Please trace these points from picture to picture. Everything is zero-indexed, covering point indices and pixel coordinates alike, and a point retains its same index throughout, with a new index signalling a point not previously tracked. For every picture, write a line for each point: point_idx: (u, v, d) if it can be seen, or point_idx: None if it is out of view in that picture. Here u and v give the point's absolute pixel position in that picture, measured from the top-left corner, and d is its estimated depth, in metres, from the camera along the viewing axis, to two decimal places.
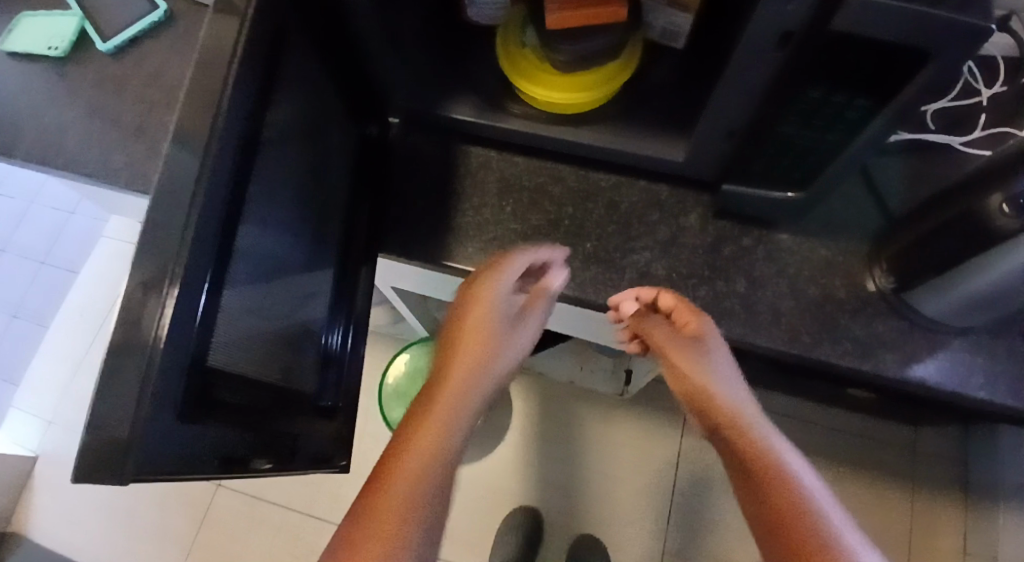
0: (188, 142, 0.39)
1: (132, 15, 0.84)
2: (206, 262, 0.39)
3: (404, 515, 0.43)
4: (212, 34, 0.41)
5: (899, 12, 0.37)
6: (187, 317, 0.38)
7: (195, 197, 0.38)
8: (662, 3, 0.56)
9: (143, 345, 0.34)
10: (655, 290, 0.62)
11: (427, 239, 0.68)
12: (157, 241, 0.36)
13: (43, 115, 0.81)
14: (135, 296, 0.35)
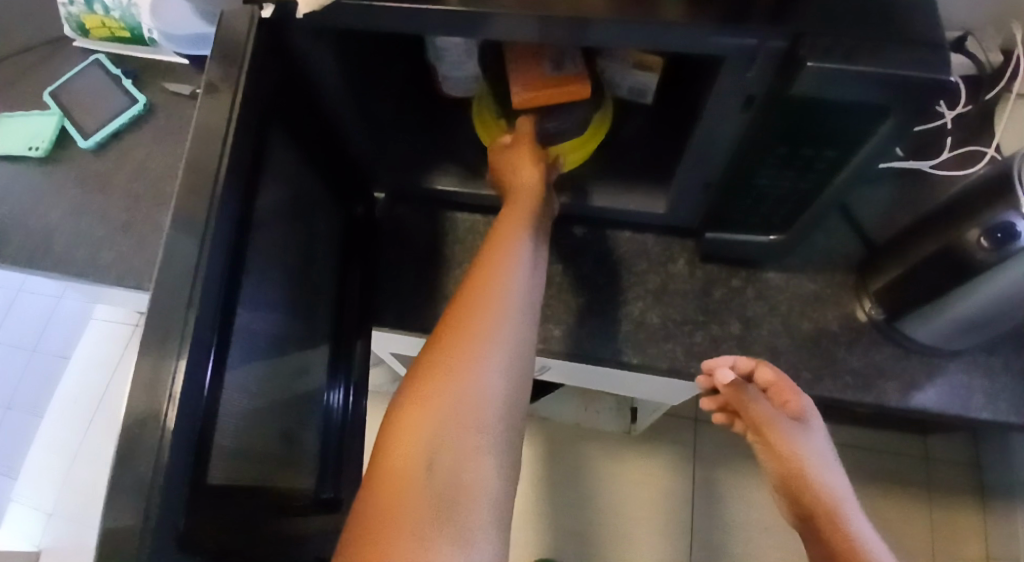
0: (179, 254, 0.39)
1: (112, 109, 0.86)
2: (207, 372, 0.38)
3: (418, 459, 0.43)
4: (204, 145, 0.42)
5: (855, 75, 0.40)
6: (192, 432, 0.37)
7: (191, 309, 0.37)
8: (628, 65, 0.60)
9: (145, 470, 0.33)
10: (753, 362, 0.59)
11: (421, 310, 0.69)
12: (157, 358, 0.36)
13: (28, 214, 0.81)
14: (136, 417, 0.34)
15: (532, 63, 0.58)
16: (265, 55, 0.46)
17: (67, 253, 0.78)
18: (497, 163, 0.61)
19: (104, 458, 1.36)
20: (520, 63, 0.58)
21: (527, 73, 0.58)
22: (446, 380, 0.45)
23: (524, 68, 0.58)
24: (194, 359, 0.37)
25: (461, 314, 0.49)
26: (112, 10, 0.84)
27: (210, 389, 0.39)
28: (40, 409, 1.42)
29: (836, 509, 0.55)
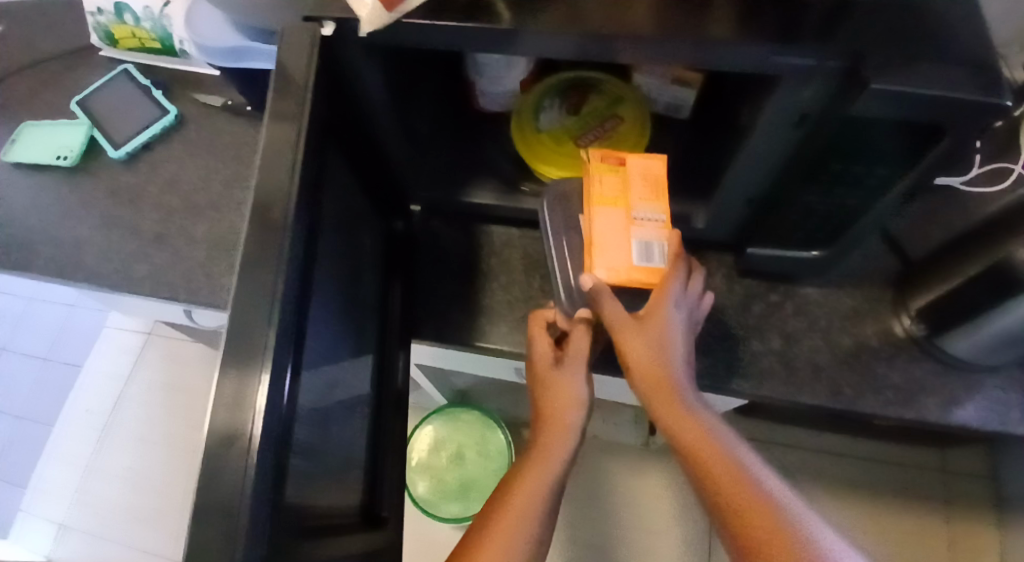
0: (255, 274, 0.39)
1: (142, 120, 0.86)
2: (286, 392, 0.39)
3: None
4: (268, 165, 0.42)
5: (912, 96, 0.40)
6: (273, 452, 0.37)
7: (271, 331, 0.38)
8: (667, 80, 0.62)
9: (234, 489, 0.34)
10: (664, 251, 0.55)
11: (460, 324, 0.69)
12: (240, 381, 0.37)
13: (60, 226, 0.81)
14: (223, 438, 0.35)
15: (618, 244, 0.55)
16: (324, 74, 0.46)
17: (101, 266, 0.78)
18: (543, 349, 0.60)
19: (118, 469, 1.35)
20: (606, 243, 0.55)
21: (613, 255, 0.55)
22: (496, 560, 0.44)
23: (607, 252, 0.55)
24: (277, 377, 0.38)
25: (514, 495, 0.48)
26: (142, 20, 0.85)
27: (288, 408, 0.40)
28: (52, 419, 1.41)
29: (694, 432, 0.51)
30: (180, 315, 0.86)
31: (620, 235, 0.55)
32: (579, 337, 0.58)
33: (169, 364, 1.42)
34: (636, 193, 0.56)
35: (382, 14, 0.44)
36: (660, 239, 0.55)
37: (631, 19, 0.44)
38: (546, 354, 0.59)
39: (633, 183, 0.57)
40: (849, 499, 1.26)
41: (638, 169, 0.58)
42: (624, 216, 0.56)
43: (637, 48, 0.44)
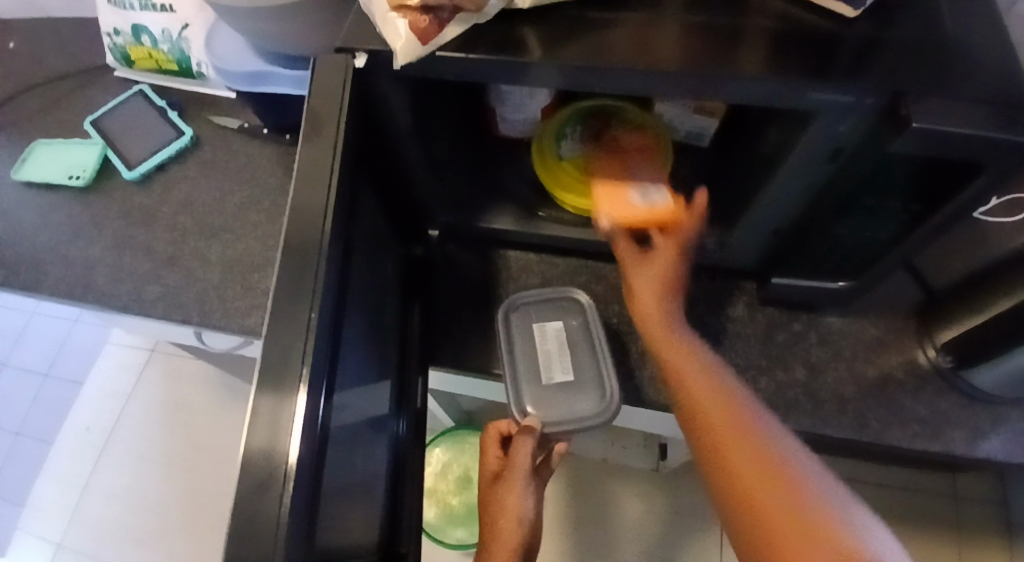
0: (291, 308, 0.39)
1: (157, 141, 0.86)
2: (318, 430, 0.38)
3: None
4: (302, 197, 0.42)
5: (954, 133, 0.40)
6: (307, 492, 0.36)
7: (305, 366, 0.38)
8: (690, 108, 0.62)
9: (269, 533, 0.33)
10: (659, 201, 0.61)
11: (477, 351, 0.68)
12: (274, 420, 0.36)
13: (71, 246, 0.80)
14: (257, 480, 0.34)
15: (615, 193, 0.62)
16: (357, 104, 0.47)
17: (113, 288, 0.77)
18: (490, 461, 0.61)
19: (118, 488, 1.33)
20: (603, 195, 0.62)
21: (610, 204, 0.62)
22: None
23: (612, 199, 0.62)
24: (310, 413, 0.37)
25: None
26: (160, 42, 0.85)
27: (319, 445, 0.39)
28: (52, 436, 1.39)
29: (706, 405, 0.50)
30: (189, 336, 0.84)
31: (617, 187, 0.62)
32: (520, 450, 0.59)
33: (172, 381, 1.41)
34: (631, 158, 0.64)
35: (416, 46, 0.44)
36: (659, 182, 0.62)
37: (668, 53, 0.44)
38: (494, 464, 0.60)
39: (628, 155, 0.64)
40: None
41: (633, 145, 0.65)
42: (620, 176, 0.63)
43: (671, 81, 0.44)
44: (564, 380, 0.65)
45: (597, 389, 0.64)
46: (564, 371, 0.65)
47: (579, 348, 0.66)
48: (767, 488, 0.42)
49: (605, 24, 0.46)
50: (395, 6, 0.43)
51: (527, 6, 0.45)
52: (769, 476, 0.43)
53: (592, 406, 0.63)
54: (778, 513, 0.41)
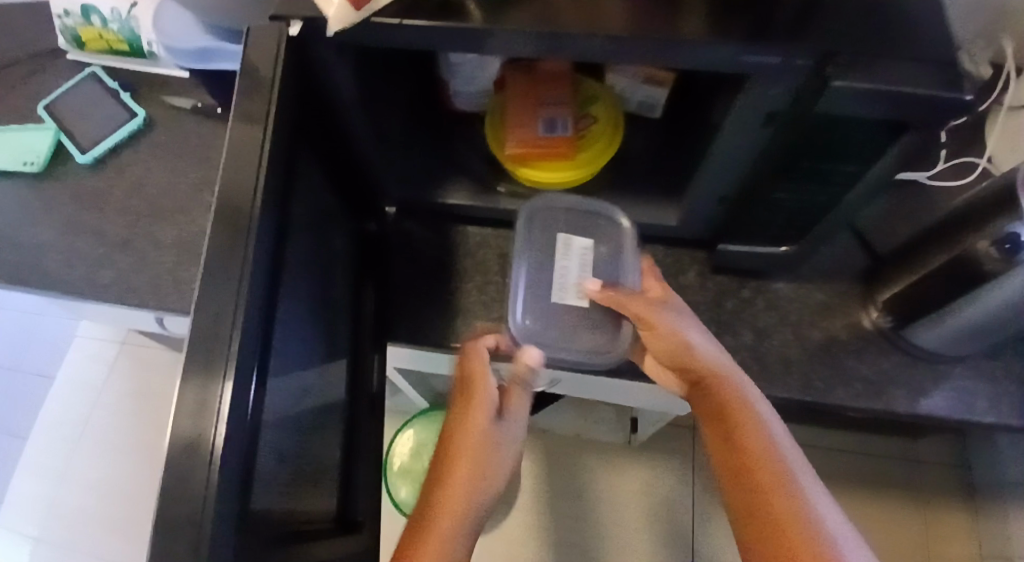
0: (222, 277, 0.40)
1: (110, 124, 0.85)
2: (250, 397, 0.39)
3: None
4: (233, 168, 0.42)
5: (877, 93, 0.41)
6: (238, 458, 0.37)
7: (236, 335, 0.38)
8: (638, 79, 0.62)
9: (197, 499, 0.34)
10: (569, 130, 0.64)
11: (434, 324, 0.69)
12: (202, 389, 0.37)
13: (24, 232, 0.79)
14: (184, 446, 0.35)
15: (526, 122, 0.64)
16: (292, 74, 0.47)
17: (68, 273, 0.77)
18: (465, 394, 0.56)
19: (93, 480, 1.33)
20: (515, 123, 0.65)
21: (522, 131, 0.64)
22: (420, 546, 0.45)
23: (517, 122, 0.65)
24: (239, 382, 0.38)
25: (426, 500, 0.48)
26: (110, 22, 0.83)
27: (254, 412, 0.40)
28: (22, 431, 1.38)
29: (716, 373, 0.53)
30: (151, 321, 0.84)
31: (528, 116, 0.64)
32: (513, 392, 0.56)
33: (142, 372, 1.40)
34: (543, 84, 0.65)
35: (350, 12, 0.44)
36: (565, 115, 0.64)
37: (607, 18, 0.44)
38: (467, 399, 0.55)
39: (541, 80, 0.65)
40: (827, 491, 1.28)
41: (546, 69, 0.65)
42: (533, 103, 0.65)
43: (604, 44, 0.45)
44: (578, 303, 0.58)
45: (610, 319, 0.59)
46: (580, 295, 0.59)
47: (603, 273, 0.60)
48: (766, 464, 0.47)
49: None
50: None
51: None
52: (771, 451, 0.48)
53: (607, 341, 0.59)
54: (776, 490, 0.46)
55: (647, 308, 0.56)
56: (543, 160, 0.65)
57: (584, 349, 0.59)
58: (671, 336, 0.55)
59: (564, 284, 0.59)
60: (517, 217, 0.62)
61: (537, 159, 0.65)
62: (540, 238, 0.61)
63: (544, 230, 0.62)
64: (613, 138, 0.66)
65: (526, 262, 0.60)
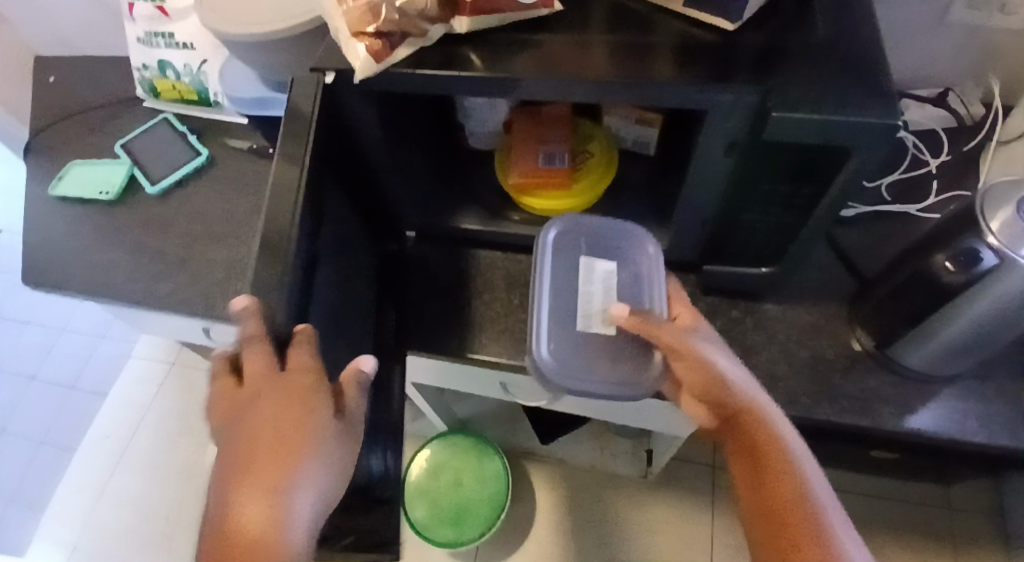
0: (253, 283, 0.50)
1: (176, 161, 0.97)
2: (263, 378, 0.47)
3: None
4: None
5: (815, 122, 0.48)
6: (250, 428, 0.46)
7: None
8: (632, 119, 0.70)
9: None
10: (566, 162, 0.72)
11: (446, 336, 0.75)
12: None
13: (96, 251, 0.91)
14: None
15: (529, 155, 0.73)
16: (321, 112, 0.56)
17: (130, 287, 0.87)
18: (256, 411, 0.48)
19: (131, 495, 1.41)
20: (518, 156, 0.73)
21: (524, 163, 0.73)
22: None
23: (520, 157, 0.73)
24: None
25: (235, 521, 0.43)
26: (183, 76, 0.97)
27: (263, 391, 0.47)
28: (73, 445, 1.48)
29: (750, 411, 0.52)
30: (199, 332, 0.94)
31: (531, 150, 0.73)
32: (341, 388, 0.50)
33: (185, 393, 1.51)
34: (544, 126, 0.75)
35: (371, 64, 0.53)
36: (563, 150, 0.73)
37: (587, 67, 0.52)
38: (264, 418, 0.47)
39: (542, 123, 0.75)
40: None
41: (548, 114, 0.75)
42: (535, 141, 0.74)
43: (577, 88, 0.53)
44: (604, 331, 0.59)
45: (638, 344, 0.59)
46: (605, 322, 0.59)
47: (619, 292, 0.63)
48: (801, 513, 0.48)
49: (531, 43, 0.54)
50: (356, 33, 0.53)
51: (465, 30, 0.54)
52: (804, 495, 0.49)
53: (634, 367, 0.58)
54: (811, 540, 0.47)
55: (678, 340, 0.54)
56: (542, 190, 0.73)
57: (608, 378, 0.58)
58: (703, 369, 0.53)
59: (588, 311, 0.60)
60: (538, 240, 0.63)
61: (537, 188, 0.73)
62: (565, 262, 0.62)
63: (567, 255, 0.63)
64: (607, 172, 0.74)
65: (551, 284, 0.61)
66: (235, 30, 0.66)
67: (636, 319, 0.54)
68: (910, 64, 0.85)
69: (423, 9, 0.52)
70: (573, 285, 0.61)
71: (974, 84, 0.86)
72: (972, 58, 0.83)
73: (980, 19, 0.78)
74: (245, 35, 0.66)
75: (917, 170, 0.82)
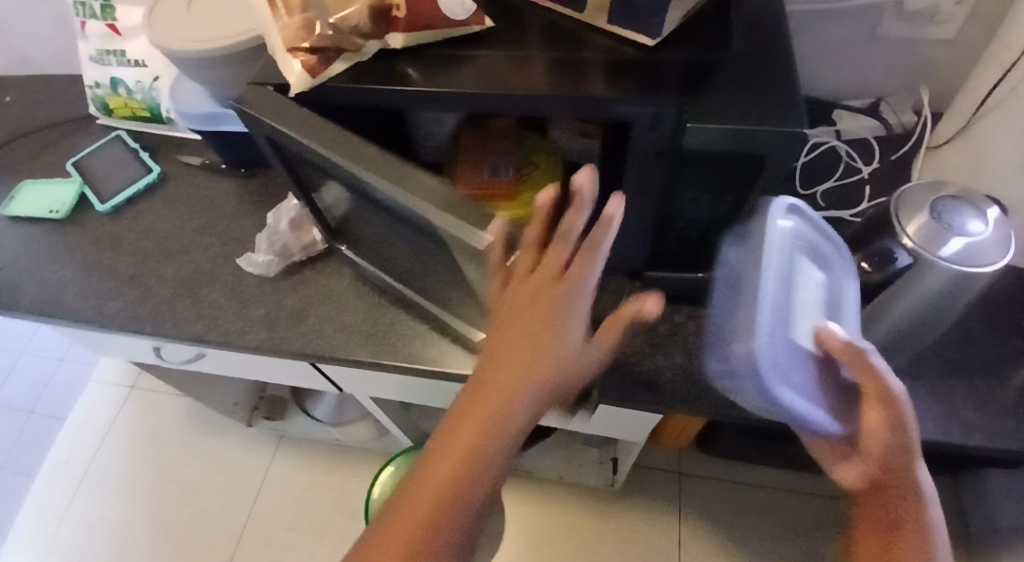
0: None
1: (129, 178, 0.97)
2: None
3: (498, 417, 0.45)
4: None
5: (726, 131, 0.51)
6: None
7: None
8: (574, 133, 0.72)
9: None
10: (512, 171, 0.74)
11: (393, 346, 0.79)
12: None
13: (46, 269, 0.90)
14: None
15: (473, 167, 0.75)
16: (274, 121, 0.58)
17: (78, 305, 0.86)
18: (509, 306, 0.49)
19: (92, 518, 1.38)
20: (463, 168, 0.75)
21: (468, 175, 0.75)
22: (492, 408, 0.45)
23: (467, 170, 0.75)
24: None
25: (512, 367, 0.46)
26: (134, 91, 0.97)
27: None
28: (31, 470, 1.44)
29: (907, 497, 0.46)
30: (150, 349, 0.93)
31: (476, 162, 0.75)
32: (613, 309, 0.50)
33: (146, 414, 1.48)
34: (490, 138, 0.76)
35: (307, 79, 0.55)
36: (507, 162, 0.75)
37: (519, 81, 0.54)
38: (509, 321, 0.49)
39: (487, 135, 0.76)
40: (818, 537, 1.27)
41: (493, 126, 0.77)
42: (480, 152, 0.75)
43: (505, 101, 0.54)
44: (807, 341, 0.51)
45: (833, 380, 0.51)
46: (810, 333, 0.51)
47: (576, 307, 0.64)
48: None
49: (467, 58, 0.56)
50: (291, 48, 0.55)
51: (399, 46, 0.56)
52: None
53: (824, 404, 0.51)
54: None
55: (886, 388, 0.44)
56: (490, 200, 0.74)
57: (798, 382, 0.51)
58: (891, 447, 0.46)
59: (803, 310, 0.52)
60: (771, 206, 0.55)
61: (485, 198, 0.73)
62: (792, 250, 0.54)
63: (794, 243, 0.55)
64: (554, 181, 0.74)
65: (772, 268, 0.53)
66: (229, 43, 0.67)
67: (852, 346, 0.45)
68: (843, 76, 0.89)
69: (357, 25, 0.54)
70: (792, 280, 0.53)
71: (906, 93, 0.89)
72: (903, 69, 0.87)
73: (906, 32, 0.81)
74: (192, 53, 0.67)
75: (850, 177, 0.85)
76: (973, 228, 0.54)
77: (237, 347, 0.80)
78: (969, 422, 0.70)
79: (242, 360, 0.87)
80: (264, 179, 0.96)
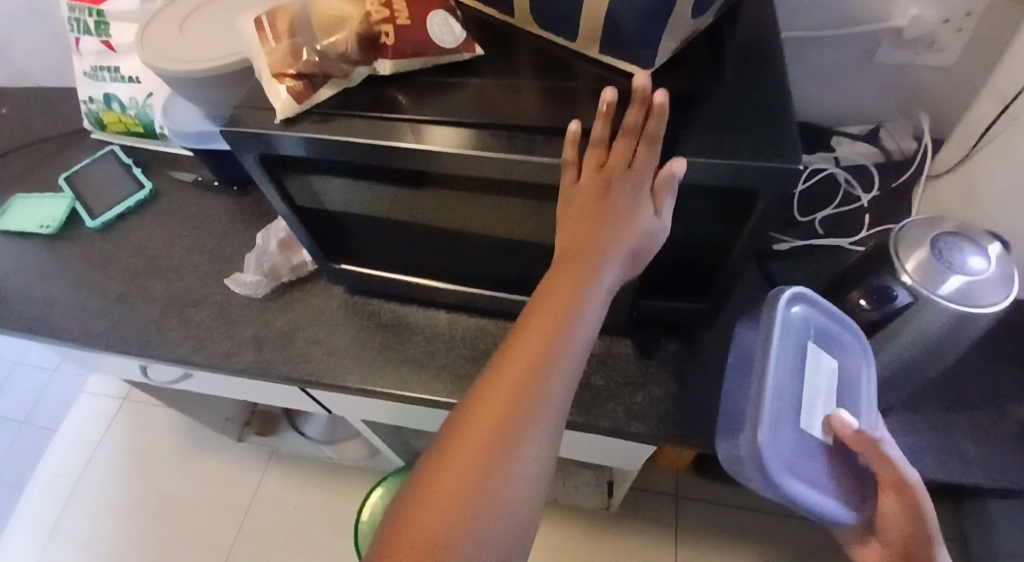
0: None
1: (121, 194, 0.96)
2: None
3: (556, 350, 0.45)
4: None
5: (717, 166, 0.49)
6: None
7: None
8: None
9: None
10: None
11: (385, 373, 0.77)
12: None
13: (34, 286, 0.89)
14: None
15: None
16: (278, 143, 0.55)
17: (65, 324, 0.85)
18: (570, 210, 0.52)
19: (81, 536, 1.35)
20: None
21: None
22: (543, 341, 0.46)
23: None
24: None
25: (557, 305, 0.48)
26: (128, 107, 0.97)
27: None
28: (20, 485, 1.43)
29: None
30: (137, 368, 0.91)
31: None
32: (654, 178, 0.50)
33: (137, 429, 1.46)
34: None
35: (293, 105, 0.54)
36: None
37: (507, 110, 0.53)
38: (572, 228, 0.51)
39: None
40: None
41: None
42: None
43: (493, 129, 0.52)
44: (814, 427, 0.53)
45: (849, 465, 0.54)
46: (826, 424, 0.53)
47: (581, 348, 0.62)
48: None
49: (456, 86, 0.55)
50: (278, 74, 0.54)
51: (388, 72, 0.56)
52: None
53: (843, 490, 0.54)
54: None
55: (902, 478, 0.50)
56: None
57: (812, 480, 0.52)
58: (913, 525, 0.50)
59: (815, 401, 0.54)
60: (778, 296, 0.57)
61: None
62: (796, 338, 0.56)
63: (799, 334, 0.57)
64: None
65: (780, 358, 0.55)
66: (223, 62, 0.66)
67: (865, 437, 0.50)
68: (841, 101, 0.88)
69: (345, 52, 0.54)
70: (798, 369, 0.55)
71: (905, 119, 0.88)
72: (901, 95, 0.86)
73: (904, 59, 0.81)
74: (182, 72, 0.67)
75: (849, 205, 0.84)
76: (974, 265, 0.53)
77: (223, 369, 0.79)
78: (971, 457, 0.68)
79: (228, 381, 0.85)
80: (257, 197, 0.95)
